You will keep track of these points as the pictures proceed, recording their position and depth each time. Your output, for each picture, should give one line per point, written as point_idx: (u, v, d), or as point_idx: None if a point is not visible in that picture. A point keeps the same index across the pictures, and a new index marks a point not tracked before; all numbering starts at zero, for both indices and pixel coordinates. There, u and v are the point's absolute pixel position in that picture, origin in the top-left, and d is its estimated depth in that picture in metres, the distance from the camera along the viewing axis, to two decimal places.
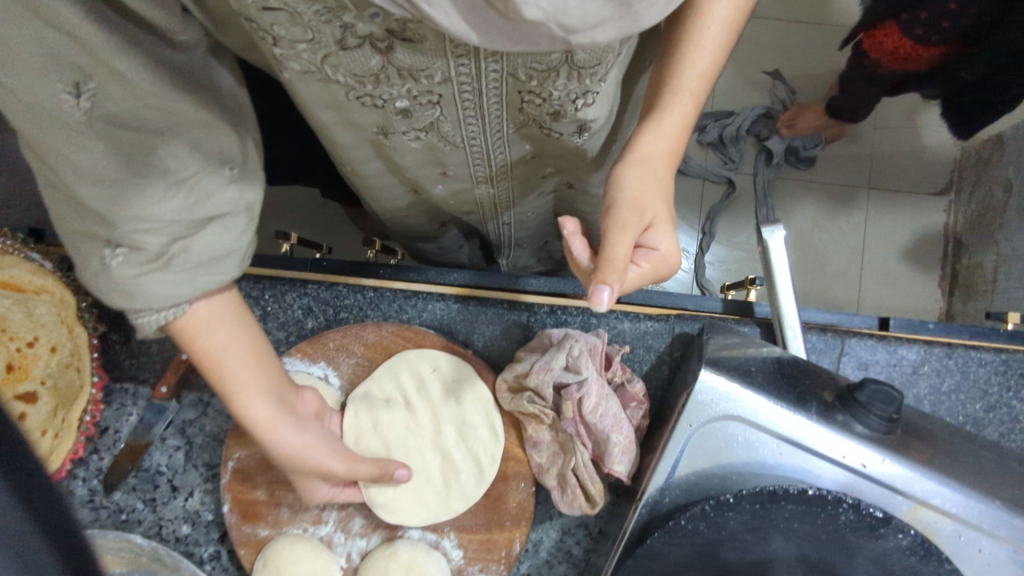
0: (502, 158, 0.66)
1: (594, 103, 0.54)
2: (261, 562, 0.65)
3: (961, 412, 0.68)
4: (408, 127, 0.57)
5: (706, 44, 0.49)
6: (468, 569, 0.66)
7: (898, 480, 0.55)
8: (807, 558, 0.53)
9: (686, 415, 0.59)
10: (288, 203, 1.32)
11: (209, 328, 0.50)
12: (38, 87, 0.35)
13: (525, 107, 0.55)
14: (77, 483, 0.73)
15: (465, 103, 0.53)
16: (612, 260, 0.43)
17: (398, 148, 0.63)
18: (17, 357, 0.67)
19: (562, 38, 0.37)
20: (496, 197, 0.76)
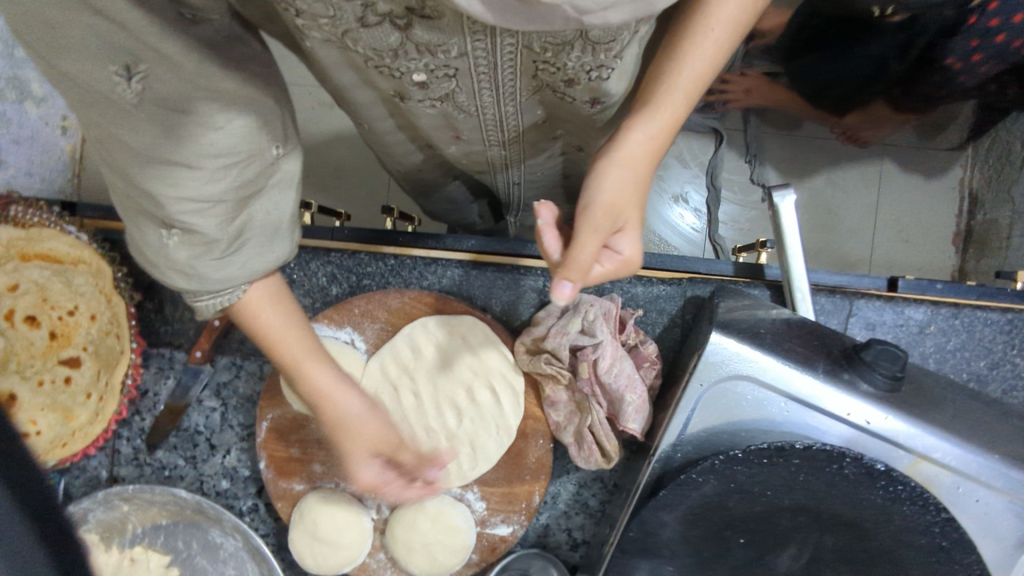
0: (515, 125, 0.67)
1: (610, 74, 0.55)
2: (297, 514, 0.70)
3: (965, 369, 0.71)
4: (423, 96, 0.59)
5: (706, 48, 0.45)
6: (491, 519, 0.70)
7: (902, 435, 0.58)
8: (814, 509, 0.56)
9: (698, 373, 0.61)
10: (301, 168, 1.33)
11: (268, 306, 0.49)
12: (90, 70, 0.35)
13: (540, 74, 0.56)
14: (123, 442, 0.78)
15: (481, 74, 0.54)
16: (576, 260, 0.46)
17: (412, 112, 0.64)
18: (59, 325, 0.72)
19: (575, 18, 0.38)
20: (506, 158, 0.78)
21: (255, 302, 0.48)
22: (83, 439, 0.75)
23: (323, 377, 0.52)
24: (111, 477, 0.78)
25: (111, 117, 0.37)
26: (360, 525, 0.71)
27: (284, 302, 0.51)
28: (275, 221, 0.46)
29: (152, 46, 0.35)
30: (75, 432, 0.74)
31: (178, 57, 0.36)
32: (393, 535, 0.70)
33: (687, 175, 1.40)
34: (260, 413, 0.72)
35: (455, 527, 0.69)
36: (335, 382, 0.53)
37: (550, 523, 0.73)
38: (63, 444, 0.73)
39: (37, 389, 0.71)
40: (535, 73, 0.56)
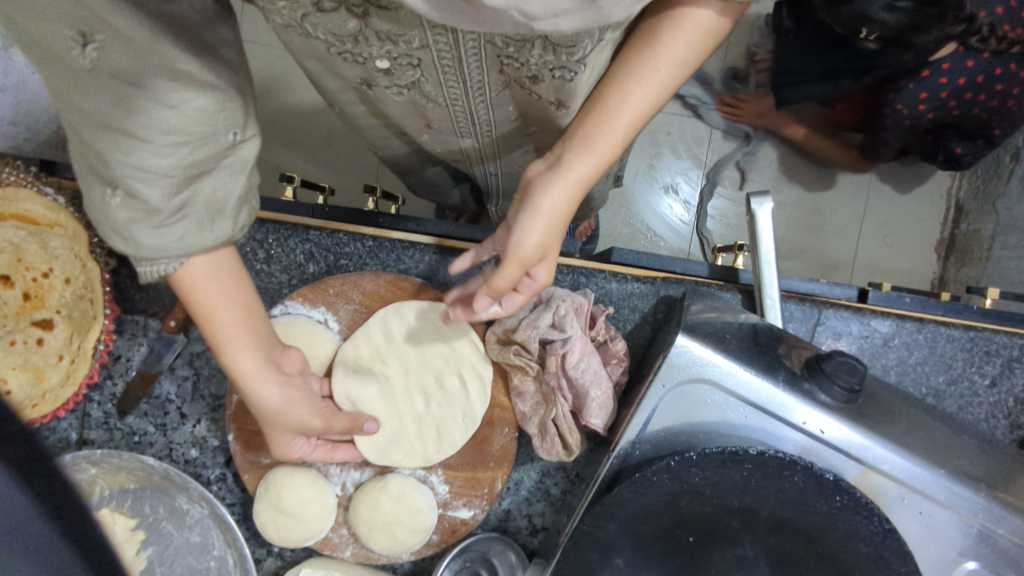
0: (487, 117, 0.67)
1: (575, 77, 0.53)
2: (264, 486, 0.71)
3: (924, 384, 0.72)
4: (390, 82, 0.59)
5: (646, 83, 0.43)
6: (453, 502, 0.72)
7: (854, 446, 0.60)
8: (762, 513, 0.58)
9: (661, 375, 0.62)
10: (290, 137, 1.32)
11: (204, 285, 0.49)
12: (48, 32, 0.36)
13: (506, 69, 0.56)
14: (93, 405, 0.78)
15: (444, 67, 0.54)
16: (494, 287, 0.49)
17: (383, 98, 0.64)
18: (32, 287, 0.75)
19: (526, 24, 0.40)
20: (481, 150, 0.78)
21: (190, 279, 0.48)
22: (53, 402, 0.75)
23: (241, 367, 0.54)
24: (81, 440, 0.78)
25: (68, 81, 0.38)
26: (325, 501, 0.72)
27: (230, 279, 0.50)
28: (224, 201, 0.44)
29: (108, 21, 0.36)
30: (44, 394, 0.75)
31: (132, 27, 0.37)
32: (356, 512, 0.71)
33: (678, 167, 1.40)
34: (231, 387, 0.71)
35: (418, 508, 0.70)
36: (258, 367, 0.55)
37: (511, 508, 0.75)
38: (32, 406, 0.74)
39: (7, 349, 0.72)
40: (501, 69, 0.56)
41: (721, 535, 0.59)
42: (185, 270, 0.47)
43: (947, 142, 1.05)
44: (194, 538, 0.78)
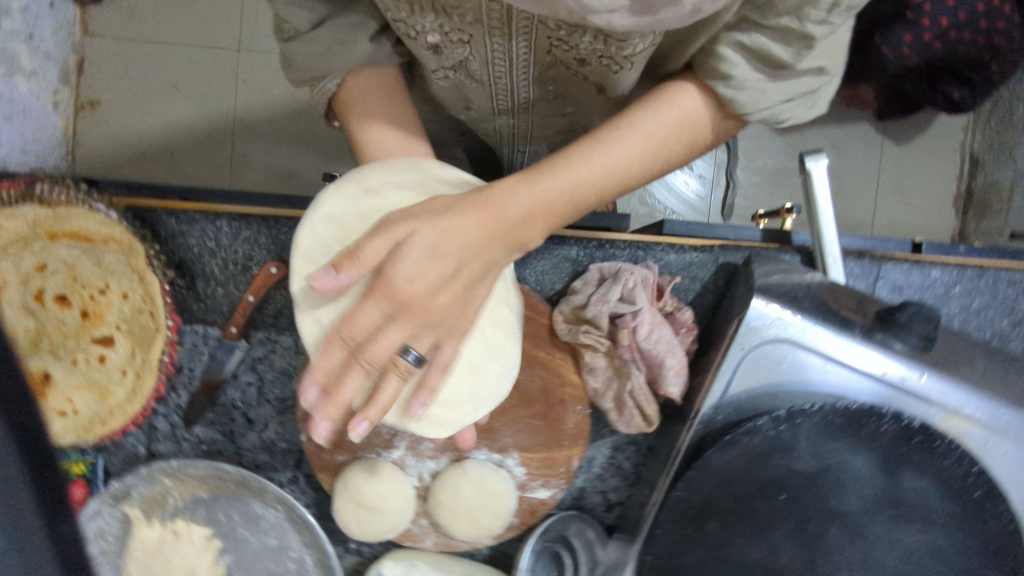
0: (528, 97, 0.65)
1: (622, 68, 0.55)
2: (341, 483, 0.70)
3: (987, 328, 0.73)
4: (439, 64, 0.59)
5: (638, 141, 0.51)
6: (531, 484, 0.72)
7: (935, 393, 0.60)
8: (856, 467, 0.57)
9: (739, 339, 0.63)
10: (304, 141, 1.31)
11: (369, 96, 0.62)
12: None
13: (555, 51, 0.55)
14: (160, 418, 0.78)
15: (495, 46, 0.54)
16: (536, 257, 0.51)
17: (434, 82, 0.65)
18: (90, 303, 0.75)
19: (580, 14, 0.42)
20: (515, 128, 0.76)
21: (359, 88, 0.61)
22: (121, 416, 0.76)
23: (382, 136, 0.63)
24: (149, 453, 0.79)
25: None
26: (404, 493, 0.71)
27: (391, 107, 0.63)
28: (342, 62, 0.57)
29: None
30: (113, 410, 0.76)
31: None
32: (436, 501, 0.71)
33: None
34: None
35: (498, 492, 0.70)
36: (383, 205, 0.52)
37: (586, 486, 0.75)
38: (102, 422, 0.76)
39: (72, 369, 0.75)
40: (548, 49, 0.55)
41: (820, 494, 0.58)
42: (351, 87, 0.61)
43: (944, 86, 1.05)
44: (270, 541, 0.78)
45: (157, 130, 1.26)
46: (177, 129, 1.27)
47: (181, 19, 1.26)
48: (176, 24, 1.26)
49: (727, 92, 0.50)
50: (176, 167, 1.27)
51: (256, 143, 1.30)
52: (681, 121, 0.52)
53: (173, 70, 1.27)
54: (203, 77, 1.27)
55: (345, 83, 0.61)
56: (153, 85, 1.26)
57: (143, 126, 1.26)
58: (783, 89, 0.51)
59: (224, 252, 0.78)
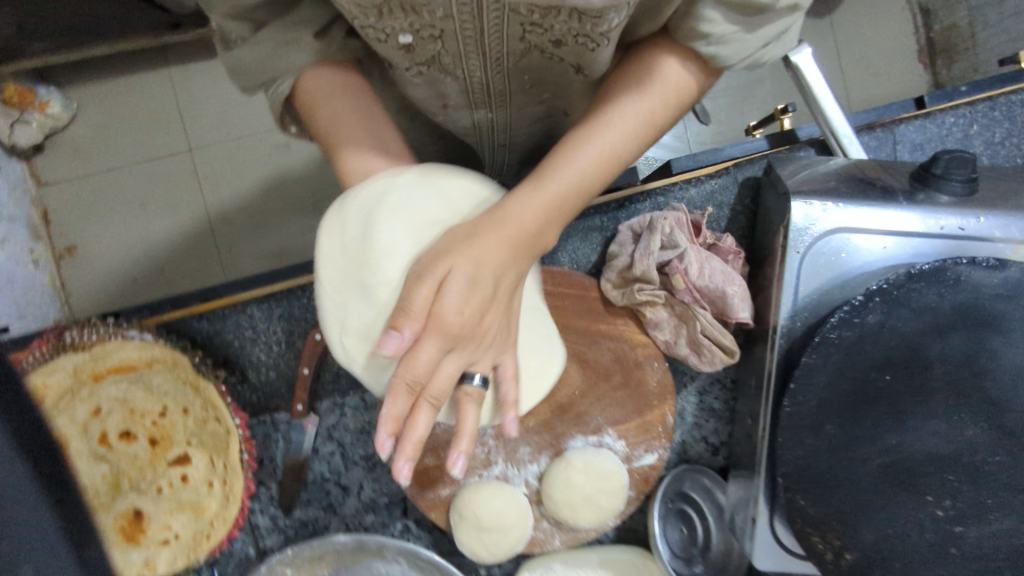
0: (503, 89, 0.61)
1: (598, 46, 0.52)
2: (456, 515, 0.70)
3: (1019, 154, 0.73)
4: (409, 61, 0.55)
5: (624, 124, 0.50)
6: (635, 453, 0.72)
7: (997, 229, 0.61)
8: (956, 324, 0.58)
9: (792, 244, 0.63)
10: (283, 212, 1.28)
11: (324, 93, 0.55)
12: None
13: (528, 36, 0.52)
14: (258, 514, 0.78)
15: (467, 38, 0.51)
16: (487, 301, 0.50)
17: (406, 81, 0.61)
18: (155, 429, 0.75)
19: None
20: (494, 121, 0.69)
21: (322, 89, 0.55)
22: (223, 524, 0.75)
23: (362, 160, 0.56)
24: (259, 551, 0.78)
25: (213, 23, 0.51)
26: (518, 503, 0.71)
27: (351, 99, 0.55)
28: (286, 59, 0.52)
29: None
30: (213, 522, 0.75)
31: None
32: (552, 500, 0.70)
33: None
34: None
35: (607, 471, 0.70)
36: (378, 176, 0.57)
37: (686, 438, 0.76)
38: (207, 536, 0.75)
39: (160, 497, 0.75)
40: (518, 40, 0.53)
41: (928, 362, 0.57)
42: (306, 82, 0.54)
43: None
44: None
45: (143, 249, 1.24)
46: (158, 243, 1.25)
47: (127, 139, 1.25)
48: (123, 145, 1.25)
49: (709, 52, 0.49)
50: (171, 279, 1.25)
51: (235, 232, 1.27)
52: (670, 94, 0.51)
53: (136, 189, 1.25)
54: (166, 186, 1.26)
55: (304, 81, 0.54)
56: (123, 210, 1.25)
57: (125, 251, 1.24)
58: (760, 34, 0.49)
59: (265, 335, 0.78)
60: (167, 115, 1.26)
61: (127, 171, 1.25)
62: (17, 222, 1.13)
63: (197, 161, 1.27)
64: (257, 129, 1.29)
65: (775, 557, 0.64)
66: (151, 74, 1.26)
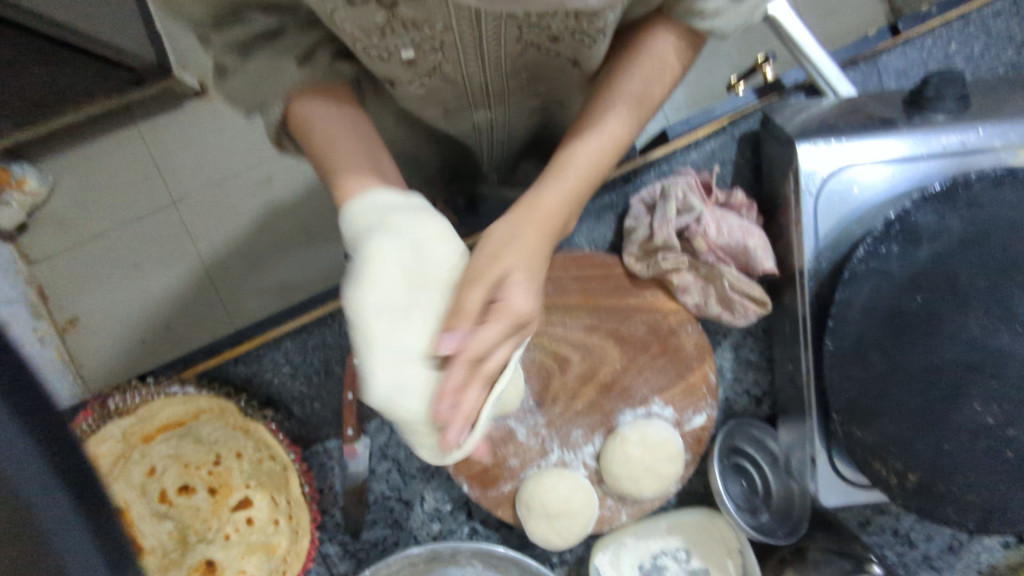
0: (501, 89, 0.62)
1: (594, 41, 0.53)
2: (524, 508, 0.71)
3: (999, 64, 0.76)
4: (411, 75, 0.56)
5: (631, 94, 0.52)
6: (685, 416, 0.73)
7: (999, 139, 0.63)
8: (979, 237, 0.59)
9: (804, 188, 0.65)
10: (276, 251, 1.21)
11: (317, 114, 0.50)
12: None
13: (525, 37, 0.53)
14: (328, 544, 0.79)
15: (467, 47, 0.51)
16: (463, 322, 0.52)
17: (404, 96, 0.61)
18: (213, 479, 0.76)
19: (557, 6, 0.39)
20: (494, 121, 0.70)
21: (315, 118, 0.50)
22: (296, 558, 0.75)
23: (365, 189, 0.49)
24: None
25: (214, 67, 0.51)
26: (581, 485, 0.73)
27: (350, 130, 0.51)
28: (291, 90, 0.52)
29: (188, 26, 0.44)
30: (286, 558, 0.75)
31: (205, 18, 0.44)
32: (614, 475, 0.71)
33: None
34: (439, 444, 0.71)
35: (661, 440, 0.71)
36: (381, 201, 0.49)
37: (730, 394, 0.79)
38: (283, 572, 0.75)
39: (229, 543, 0.76)
40: (516, 42, 0.53)
41: (957, 278, 0.59)
42: (299, 107, 0.50)
43: None
44: None
45: (144, 310, 1.17)
46: (156, 301, 1.18)
47: (104, 204, 1.19)
48: (104, 209, 1.19)
49: (705, 27, 0.50)
50: (177, 338, 1.17)
51: (235, 275, 1.20)
52: (665, 74, 0.53)
53: (125, 251, 1.19)
54: (154, 243, 1.19)
55: (295, 108, 0.50)
56: (114, 275, 1.18)
57: (126, 317, 1.17)
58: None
59: (302, 368, 0.79)
60: (143, 171, 1.20)
61: (112, 236, 1.19)
62: (15, 303, 1.10)
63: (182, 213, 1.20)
64: (235, 168, 1.21)
65: (839, 491, 0.67)
66: (120, 133, 1.19)
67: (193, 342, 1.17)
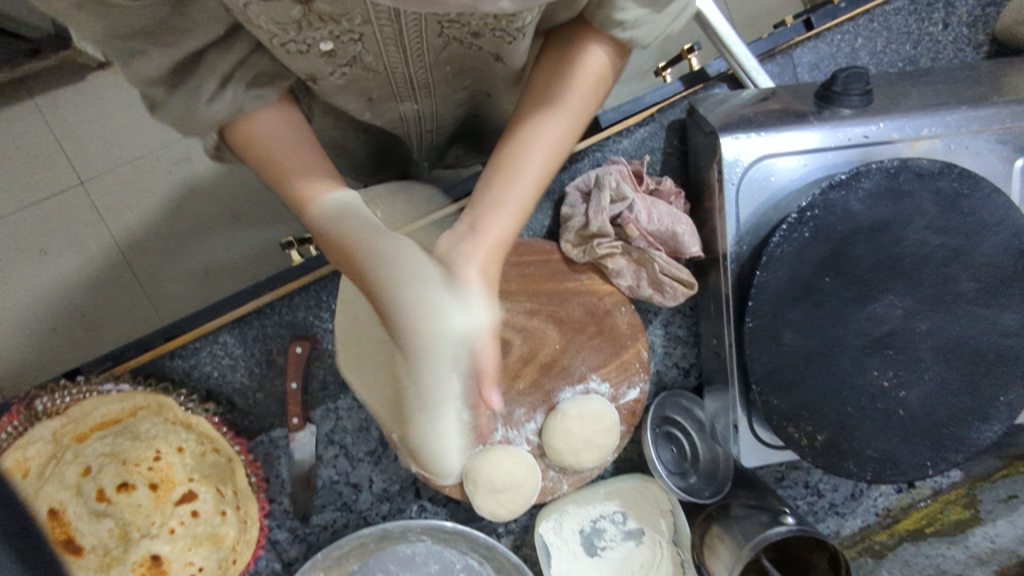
0: (426, 81, 0.63)
1: (518, 37, 0.55)
2: (471, 484, 0.74)
3: (899, 59, 0.83)
4: (332, 67, 0.56)
5: (568, 109, 0.57)
6: (620, 391, 0.78)
7: (895, 132, 0.70)
8: (877, 221, 0.66)
9: (726, 176, 0.70)
10: (198, 232, 1.16)
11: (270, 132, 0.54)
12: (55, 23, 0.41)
13: (447, 31, 0.54)
14: (278, 529, 0.80)
15: (388, 40, 0.52)
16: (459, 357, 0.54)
17: (326, 89, 0.60)
18: (154, 474, 0.73)
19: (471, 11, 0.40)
20: (422, 112, 0.70)
21: (262, 127, 0.54)
22: (246, 546, 0.76)
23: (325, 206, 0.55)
24: (285, 563, 0.80)
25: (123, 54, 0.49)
26: (525, 461, 0.76)
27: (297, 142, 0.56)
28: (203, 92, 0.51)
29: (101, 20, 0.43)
30: (235, 547, 0.76)
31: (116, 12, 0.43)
32: (555, 450, 0.75)
33: None
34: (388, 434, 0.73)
35: (598, 413, 0.75)
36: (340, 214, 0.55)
37: (660, 369, 0.85)
38: (232, 561, 0.75)
39: (174, 536, 0.74)
40: (438, 35, 0.54)
41: (857, 260, 0.66)
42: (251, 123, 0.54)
43: None
44: (433, 568, 0.82)
45: (51, 297, 1.09)
46: (65, 291, 1.09)
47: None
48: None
49: (625, 36, 0.55)
50: (89, 330, 1.10)
51: (151, 259, 1.13)
52: (589, 87, 0.57)
53: (28, 236, 1.09)
54: (62, 224, 1.11)
55: (235, 127, 0.53)
56: (17, 260, 1.09)
57: (33, 304, 1.08)
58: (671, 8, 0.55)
59: (243, 360, 0.79)
60: (44, 149, 1.11)
61: (10, 219, 1.09)
62: None
63: (89, 192, 1.12)
64: (147, 145, 1.14)
65: (757, 452, 0.74)
66: (14, 107, 1.10)
67: (112, 333, 1.11)
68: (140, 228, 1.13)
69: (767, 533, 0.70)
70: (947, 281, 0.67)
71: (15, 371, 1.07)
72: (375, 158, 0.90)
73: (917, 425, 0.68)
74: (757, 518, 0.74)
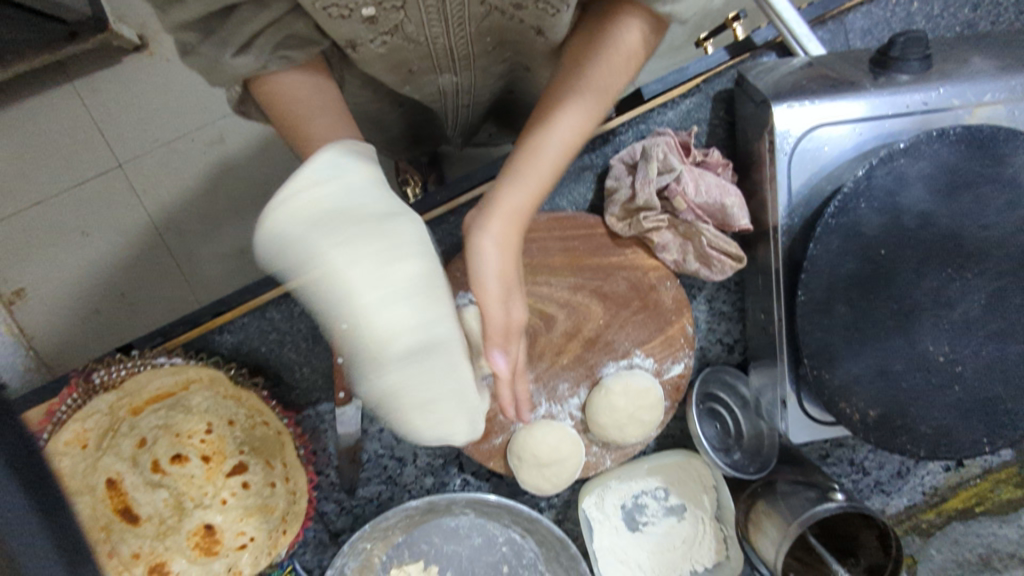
0: (466, 52, 0.62)
1: (558, 10, 0.53)
2: (516, 458, 0.74)
3: (956, 23, 0.80)
4: (372, 34, 0.55)
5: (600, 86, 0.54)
6: (664, 365, 0.77)
7: (956, 98, 0.67)
8: (936, 191, 0.64)
9: (778, 147, 0.68)
10: (236, 211, 1.17)
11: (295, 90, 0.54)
12: None
13: None
14: (326, 501, 0.82)
15: (430, 6, 0.52)
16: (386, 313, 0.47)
17: (366, 58, 0.60)
18: (205, 447, 0.75)
19: None
20: (459, 84, 0.70)
21: (288, 84, 0.54)
22: (296, 517, 0.77)
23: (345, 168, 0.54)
24: (332, 533, 0.83)
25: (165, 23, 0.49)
26: (570, 436, 0.76)
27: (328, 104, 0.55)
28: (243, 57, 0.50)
29: None
30: (285, 517, 0.77)
31: None
32: (600, 425, 0.75)
33: None
34: None
35: (644, 388, 0.75)
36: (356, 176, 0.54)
37: (704, 345, 0.84)
38: (283, 531, 0.76)
39: (226, 507, 0.75)
40: (479, 3, 0.54)
41: (915, 232, 0.64)
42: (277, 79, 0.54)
43: None
44: (477, 540, 0.83)
45: (95, 275, 1.11)
46: (110, 270, 1.12)
47: (43, 166, 1.11)
48: (41, 172, 1.11)
49: (666, 11, 0.52)
50: (134, 308, 1.13)
51: (190, 238, 1.15)
52: (628, 64, 0.54)
53: (70, 214, 1.11)
54: (103, 204, 1.13)
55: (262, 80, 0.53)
56: (61, 240, 1.11)
57: (78, 282, 1.11)
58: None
59: (289, 335, 0.80)
60: (85, 130, 1.13)
61: (54, 199, 1.11)
62: None
63: (128, 173, 1.14)
64: (185, 127, 1.16)
65: (806, 429, 0.73)
66: (54, 90, 1.12)
67: (156, 310, 1.13)
68: (180, 208, 1.15)
69: (816, 510, 0.70)
70: (1009, 253, 0.65)
71: (61, 345, 1.09)
72: (411, 133, 0.90)
73: (975, 401, 0.66)
74: (804, 495, 0.73)
